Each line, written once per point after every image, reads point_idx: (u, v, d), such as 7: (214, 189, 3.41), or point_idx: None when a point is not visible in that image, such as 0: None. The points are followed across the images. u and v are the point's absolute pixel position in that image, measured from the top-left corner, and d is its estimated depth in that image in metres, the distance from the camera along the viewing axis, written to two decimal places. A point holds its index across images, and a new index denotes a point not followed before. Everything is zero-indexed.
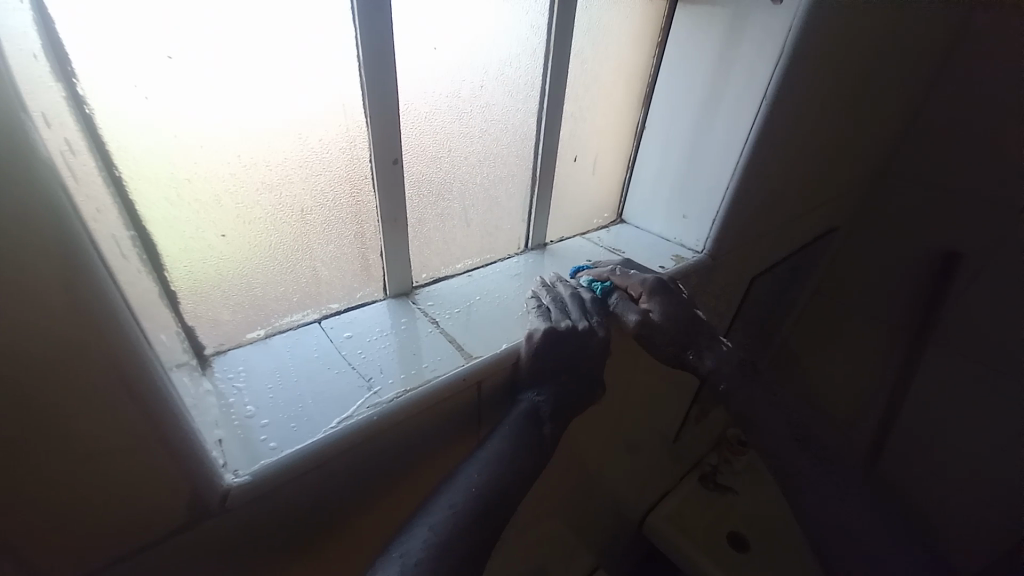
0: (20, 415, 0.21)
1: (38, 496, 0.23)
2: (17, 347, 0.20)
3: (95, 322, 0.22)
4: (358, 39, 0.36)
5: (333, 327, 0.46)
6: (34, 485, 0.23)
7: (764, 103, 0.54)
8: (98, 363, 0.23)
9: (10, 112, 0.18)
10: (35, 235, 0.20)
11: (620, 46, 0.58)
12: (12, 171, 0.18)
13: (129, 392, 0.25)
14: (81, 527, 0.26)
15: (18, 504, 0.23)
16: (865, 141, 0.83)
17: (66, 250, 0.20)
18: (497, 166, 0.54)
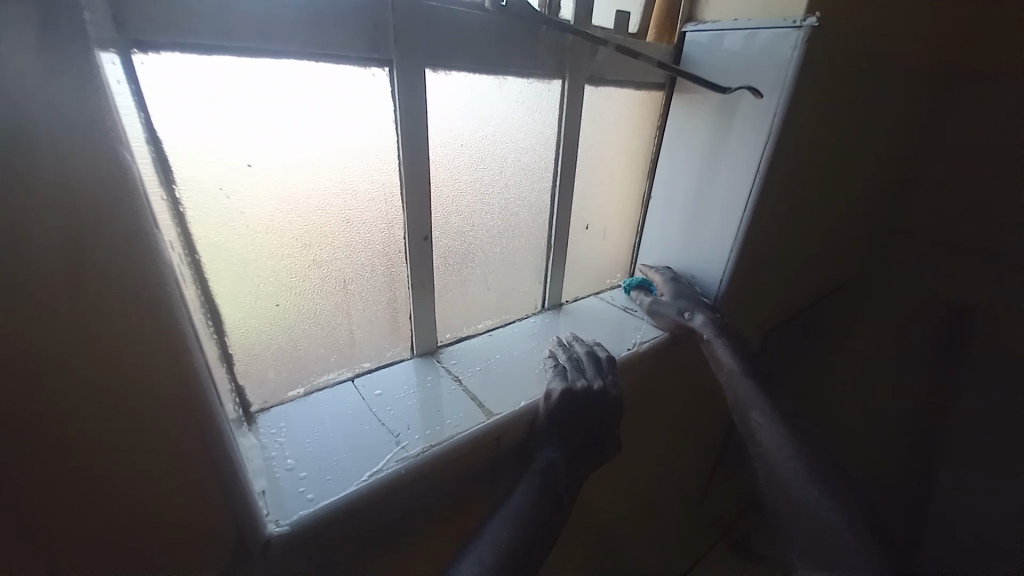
0: (105, 462, 0.27)
1: (111, 531, 0.28)
2: (120, 401, 0.26)
3: (179, 377, 0.28)
4: (399, 145, 0.44)
5: (364, 385, 0.50)
6: (109, 523, 0.28)
7: (757, 176, 0.59)
8: (177, 410, 0.28)
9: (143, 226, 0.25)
10: (147, 310, 0.26)
11: (623, 129, 0.66)
12: (140, 264, 0.25)
13: (201, 436, 0.30)
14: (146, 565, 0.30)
15: (92, 539, 0.27)
16: (861, 202, 0.88)
17: (162, 322, 0.27)
18: (515, 236, 0.60)
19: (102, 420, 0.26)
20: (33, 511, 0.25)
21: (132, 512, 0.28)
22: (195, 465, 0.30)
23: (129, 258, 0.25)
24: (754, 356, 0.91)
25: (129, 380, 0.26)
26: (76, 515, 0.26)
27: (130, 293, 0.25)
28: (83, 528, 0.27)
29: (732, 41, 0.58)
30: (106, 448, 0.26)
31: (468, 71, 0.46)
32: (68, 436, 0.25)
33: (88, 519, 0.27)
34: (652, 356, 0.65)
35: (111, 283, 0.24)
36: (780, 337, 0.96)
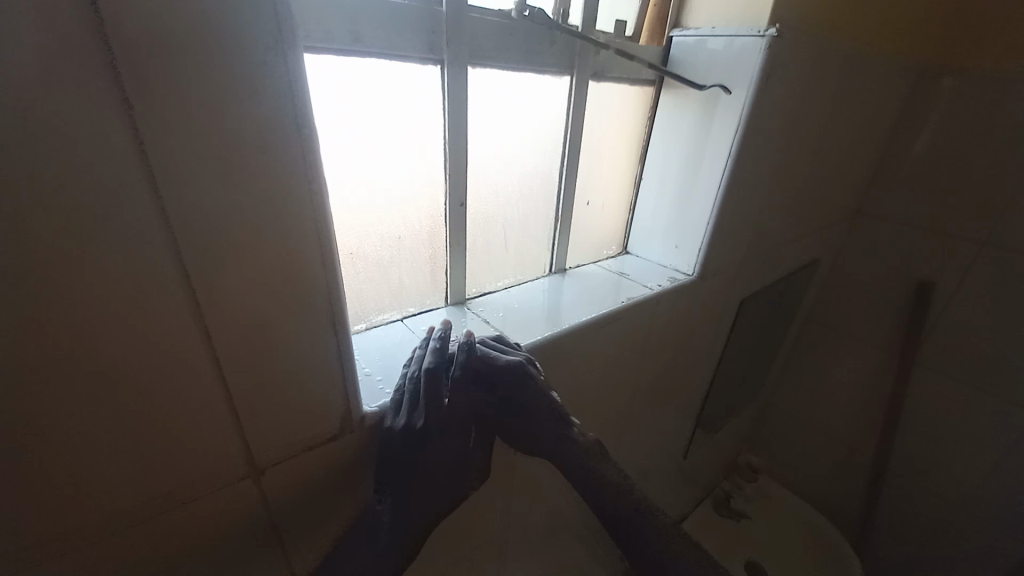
0: (271, 347, 0.37)
1: (269, 403, 0.39)
2: (290, 298, 0.36)
3: (328, 284, 0.38)
4: (446, 125, 0.55)
5: (411, 323, 0.62)
6: (269, 394, 0.38)
7: (730, 157, 0.72)
8: (324, 310, 0.38)
9: (317, 164, 0.34)
10: (315, 231, 0.35)
11: (621, 118, 0.78)
12: (314, 195, 0.34)
13: (336, 335, 0.40)
14: (281, 433, 0.41)
15: (258, 407, 0.38)
16: (824, 186, 1.01)
17: (322, 240, 0.36)
18: (530, 207, 0.72)
19: (273, 347, 0.37)
20: (228, 376, 0.35)
21: (281, 389, 0.39)
22: (327, 359, 0.41)
23: (310, 189, 0.34)
24: (729, 320, 1.04)
25: (294, 283, 0.36)
26: (251, 386, 0.37)
27: (307, 217, 0.34)
28: (253, 397, 0.37)
29: (714, 42, 0.70)
30: (273, 336, 0.36)
31: (500, 68, 0.57)
32: (254, 354, 0.36)
33: (259, 390, 0.37)
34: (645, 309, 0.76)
35: (296, 208, 0.33)
36: (753, 307, 1.10)
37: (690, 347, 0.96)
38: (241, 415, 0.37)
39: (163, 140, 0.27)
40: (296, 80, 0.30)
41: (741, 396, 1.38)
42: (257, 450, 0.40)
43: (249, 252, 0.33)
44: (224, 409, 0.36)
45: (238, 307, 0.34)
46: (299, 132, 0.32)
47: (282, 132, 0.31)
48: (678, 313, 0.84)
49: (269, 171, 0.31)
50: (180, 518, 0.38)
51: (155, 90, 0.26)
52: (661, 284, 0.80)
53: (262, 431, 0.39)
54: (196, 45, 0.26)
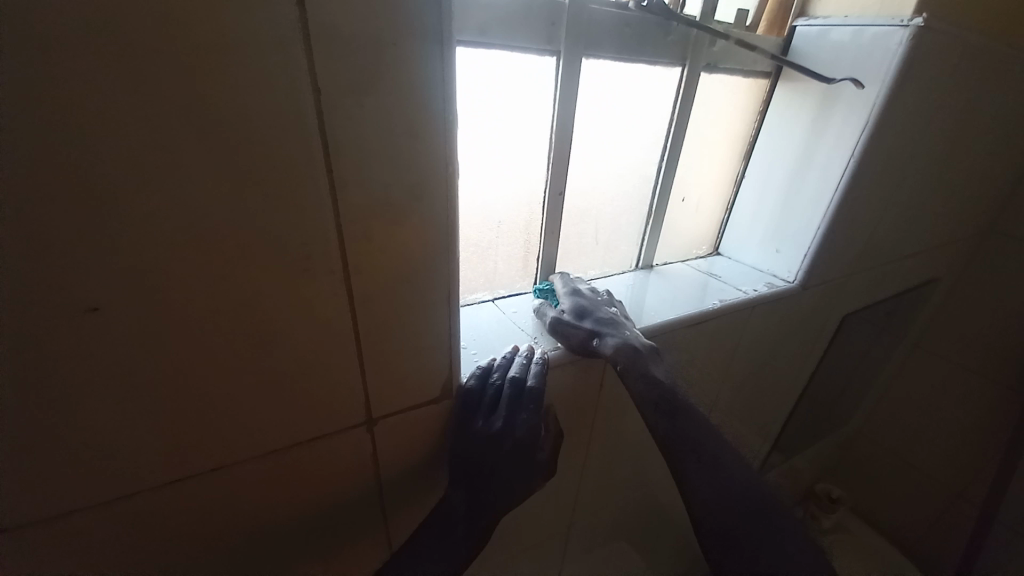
0: (396, 311, 0.41)
1: (388, 361, 0.43)
2: (417, 267, 0.40)
3: (449, 257, 0.41)
4: (554, 115, 0.56)
5: (501, 305, 0.65)
6: (390, 353, 0.43)
7: (851, 159, 0.66)
8: (442, 281, 0.42)
9: (454, 146, 0.37)
10: (444, 208, 0.39)
11: (729, 114, 0.74)
12: (448, 174, 0.37)
13: (448, 306, 0.44)
14: (394, 389, 0.45)
15: (380, 363, 0.42)
16: (955, 197, 0.90)
17: (449, 217, 0.39)
18: (624, 200, 0.72)
19: (398, 309, 0.41)
20: (360, 332, 0.40)
21: (398, 349, 0.43)
22: (438, 327, 0.44)
23: (446, 169, 0.37)
24: (827, 335, 0.97)
25: (421, 254, 0.39)
26: (377, 343, 0.41)
27: (439, 194, 0.38)
28: (377, 354, 0.42)
29: (841, 31, 0.65)
30: (399, 300, 0.40)
31: (612, 59, 0.58)
32: (382, 314, 0.40)
33: (384, 348, 0.42)
34: (737, 314, 0.73)
35: (431, 185, 0.37)
36: (854, 323, 1.01)
37: (779, 358, 0.91)
38: (366, 368, 0.42)
39: (337, 118, 0.31)
40: (447, 69, 0.33)
41: (826, 419, 1.28)
42: (374, 402, 0.44)
43: (389, 220, 0.37)
44: (354, 360, 0.41)
45: (375, 271, 0.38)
46: (440, 115, 0.35)
47: (426, 113, 0.34)
48: (771, 321, 0.80)
49: (413, 147, 0.35)
50: (309, 451, 0.43)
51: (336, 74, 0.30)
52: (757, 289, 0.76)
53: (379, 386, 0.44)
54: (374, 39, 0.30)
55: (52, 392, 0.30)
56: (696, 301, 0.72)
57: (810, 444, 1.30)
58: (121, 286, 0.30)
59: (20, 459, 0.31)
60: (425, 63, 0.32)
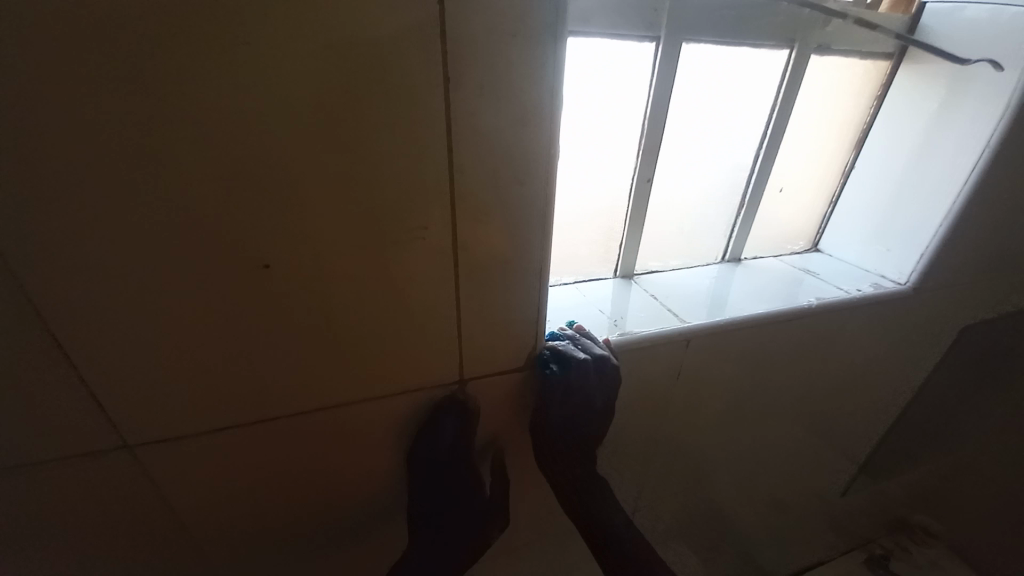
0: (492, 282, 0.44)
1: (481, 327, 0.47)
2: (515, 242, 0.43)
3: (544, 234, 0.44)
4: (647, 101, 0.57)
5: (581, 288, 0.67)
6: (483, 321, 0.47)
7: (985, 150, 0.59)
8: (535, 256, 0.45)
9: (556, 130, 0.39)
10: (544, 186, 0.41)
11: (840, 99, 0.69)
12: (549, 156, 0.40)
13: (540, 281, 0.46)
14: (484, 355, 0.49)
15: (473, 329, 0.47)
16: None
17: (547, 197, 0.42)
18: (715, 189, 0.69)
19: (493, 281, 0.44)
20: (460, 299, 0.44)
21: (490, 317, 0.47)
22: (528, 299, 0.47)
23: (548, 151, 0.40)
24: (942, 348, 0.87)
25: (519, 230, 0.43)
26: (473, 310, 0.45)
27: (540, 175, 0.40)
28: (471, 321, 0.46)
29: (977, 9, 0.58)
30: (496, 271, 0.44)
31: (712, 44, 0.57)
32: (479, 285, 0.44)
33: (479, 316, 0.46)
34: (834, 315, 0.68)
35: (533, 167, 0.40)
36: (976, 339, 0.91)
37: (880, 370, 0.84)
38: (461, 332, 0.46)
39: (458, 104, 0.35)
40: (557, 58, 0.36)
41: (934, 445, 1.14)
42: (466, 364, 0.49)
43: (493, 199, 0.40)
44: (452, 325, 0.45)
45: (476, 243, 0.42)
46: (546, 100, 0.37)
47: (534, 99, 0.37)
48: (875, 327, 0.74)
49: (520, 130, 0.38)
50: (408, 404, 0.49)
51: (461, 65, 0.34)
52: (859, 290, 0.70)
53: (470, 351, 0.48)
54: (495, 32, 0.34)
55: (228, 327, 0.38)
56: (787, 297, 0.68)
57: (910, 471, 1.18)
58: (281, 245, 0.36)
59: (198, 378, 0.40)
60: (538, 52, 0.35)
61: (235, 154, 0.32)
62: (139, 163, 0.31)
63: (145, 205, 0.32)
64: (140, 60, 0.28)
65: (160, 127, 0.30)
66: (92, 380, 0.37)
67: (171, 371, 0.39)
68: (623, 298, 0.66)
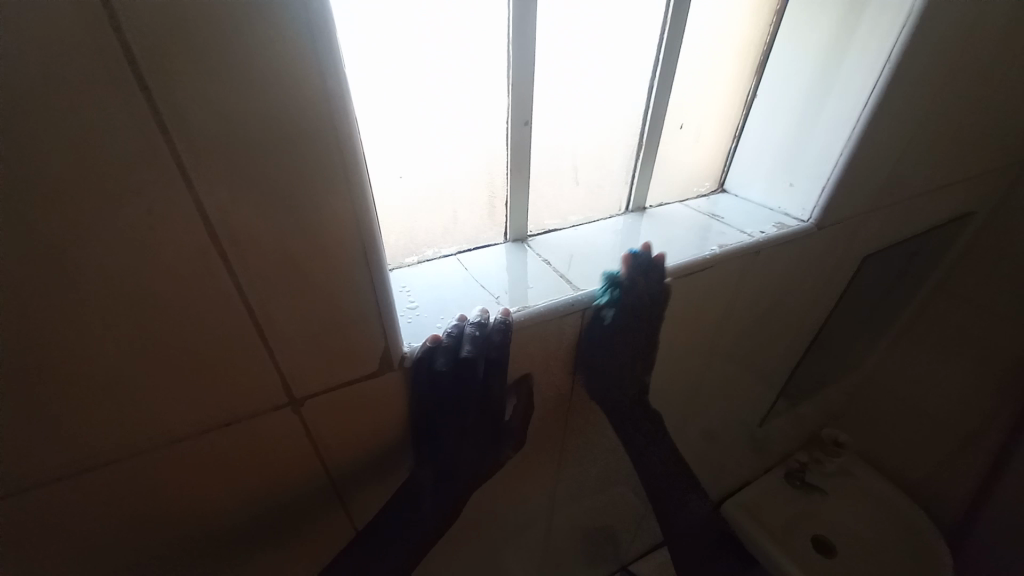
0: (298, 278, 0.33)
1: (301, 336, 0.36)
2: (316, 224, 0.32)
3: (359, 209, 0.33)
4: (508, 22, 0.46)
5: (464, 260, 0.57)
6: (302, 328, 0.36)
7: (887, 65, 0.54)
8: (353, 238, 0.34)
9: (335, 64, 0.28)
10: (339, 146, 0.30)
11: (735, 18, 0.61)
12: (335, 101, 0.29)
13: (370, 268, 0.36)
14: (317, 367, 0.39)
15: (289, 339, 0.36)
16: (999, 111, 0.78)
17: (349, 159, 0.31)
18: (607, 130, 0.61)
19: (302, 276, 0.34)
20: (256, 305, 0.33)
21: (311, 322, 0.36)
22: (359, 292, 0.37)
23: (332, 94, 0.28)
24: (844, 278, 0.88)
25: (316, 207, 0.31)
26: (281, 319, 0.35)
27: (328, 131, 0.29)
28: (283, 330, 0.35)
29: None
30: (299, 265, 0.33)
31: None
32: (278, 286, 0.33)
33: (292, 325, 0.35)
34: (739, 261, 0.64)
35: (313, 120, 0.29)
36: (871, 268, 0.93)
37: (788, 308, 0.84)
38: (275, 346, 0.36)
39: (149, 31, 0.23)
40: None
41: (837, 367, 1.22)
42: (294, 381, 0.38)
43: (268, 165, 0.29)
44: (255, 339, 0.35)
45: (255, 232, 0.30)
46: (311, 10, 0.26)
47: (283, 19, 0.25)
48: (781, 266, 0.71)
49: (276, 63, 0.26)
50: (226, 437, 0.39)
51: None
52: (764, 231, 0.66)
53: (296, 366, 0.38)
54: None
55: None
56: (690, 246, 0.63)
57: (817, 391, 1.26)
58: None
59: None
60: None
61: None
62: None
63: None
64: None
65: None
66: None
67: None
68: (513, 267, 0.57)
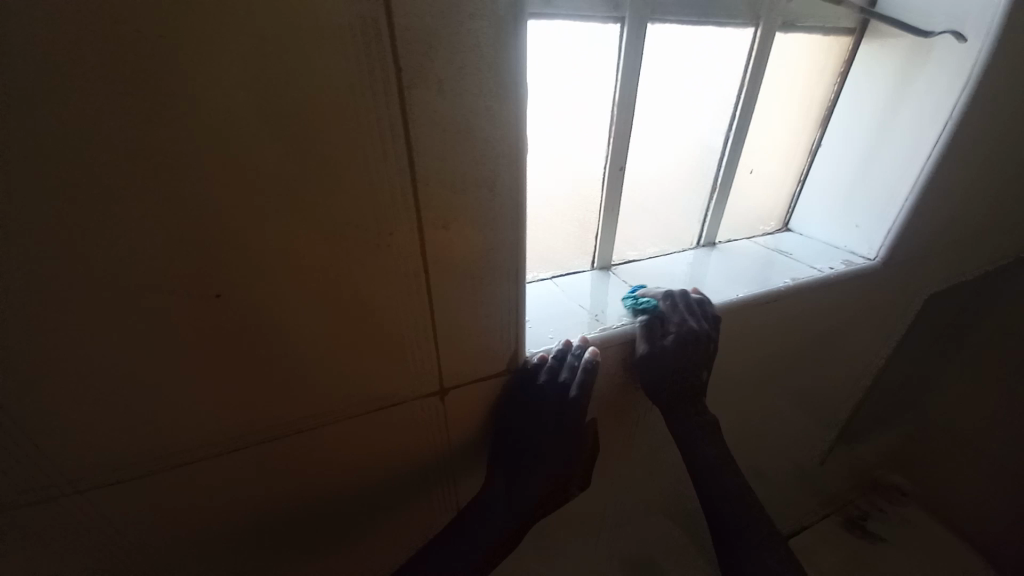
0: (466, 286, 0.42)
1: (459, 333, 0.44)
2: (488, 243, 0.41)
3: (518, 233, 0.42)
4: (616, 87, 0.55)
5: (559, 283, 0.65)
6: (461, 326, 0.44)
7: (948, 126, 0.59)
8: (510, 255, 0.42)
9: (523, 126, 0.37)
10: (515, 183, 0.39)
11: (803, 77, 0.68)
12: (518, 151, 0.38)
13: (517, 280, 0.44)
14: (464, 361, 0.47)
15: (450, 335, 0.44)
16: None
17: (519, 194, 0.40)
18: (686, 174, 0.68)
19: (469, 283, 0.42)
20: (434, 306, 0.42)
21: (467, 321, 0.44)
22: (505, 299, 0.45)
23: (518, 147, 0.38)
24: (910, 317, 0.90)
25: (491, 229, 0.40)
26: (449, 317, 0.43)
27: (510, 173, 0.38)
28: (448, 327, 0.43)
29: None
30: (470, 274, 0.41)
31: (679, 24, 0.55)
32: (452, 291, 0.42)
33: (456, 323, 0.44)
34: (809, 293, 0.69)
35: (502, 164, 0.38)
36: (936, 308, 0.95)
37: (852, 343, 0.87)
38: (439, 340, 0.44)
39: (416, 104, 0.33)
40: (519, 51, 0.34)
41: (900, 410, 1.20)
42: (444, 372, 0.46)
43: (465, 190, 0.37)
44: (427, 334, 0.43)
45: (446, 248, 0.39)
46: (516, 88, 0.35)
47: (498, 95, 0.35)
48: (847, 301, 0.75)
49: (486, 125, 0.36)
50: (387, 418, 0.46)
51: (417, 61, 0.31)
52: (832, 267, 0.71)
53: (449, 359, 0.46)
54: (452, 25, 0.31)
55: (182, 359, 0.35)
56: (763, 277, 0.69)
57: (880, 432, 1.23)
58: (232, 271, 0.33)
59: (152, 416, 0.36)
60: (499, 45, 0.33)
61: (173, 172, 0.29)
62: (65, 188, 0.28)
63: (80, 234, 0.29)
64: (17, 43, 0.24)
65: (65, 128, 0.26)
66: (8, 425, 0.32)
67: (117, 403, 0.35)
68: (604, 291, 0.65)
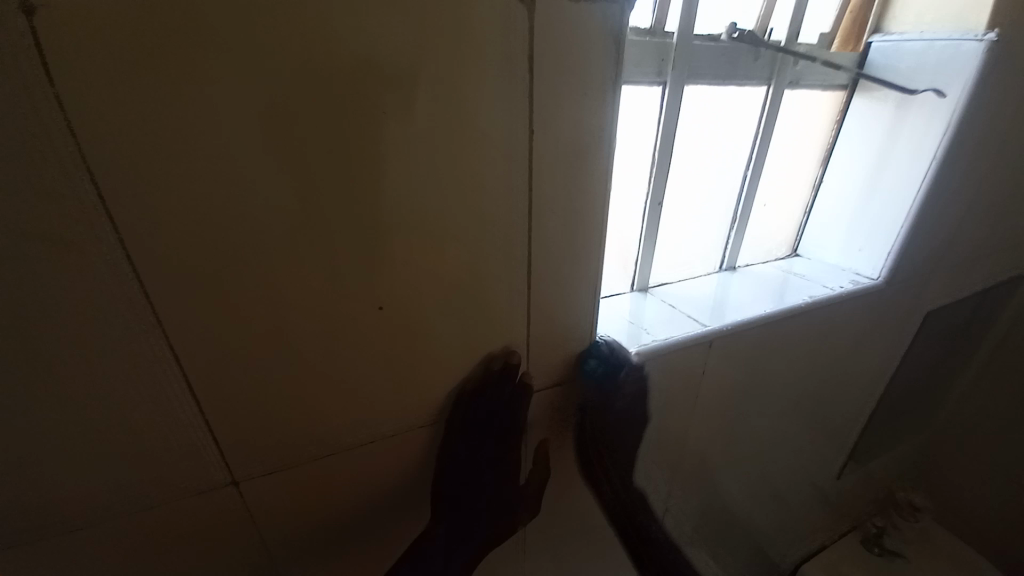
0: (554, 297, 0.52)
1: (544, 336, 0.54)
2: (574, 263, 0.50)
3: (596, 255, 0.51)
4: (659, 135, 0.65)
5: (607, 303, 0.74)
6: (546, 330, 0.54)
7: (933, 161, 0.72)
8: (589, 273, 0.52)
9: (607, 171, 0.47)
10: (598, 216, 0.49)
11: (807, 125, 0.80)
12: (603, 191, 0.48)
13: (591, 293, 0.54)
14: (544, 361, 0.56)
15: (537, 338, 0.53)
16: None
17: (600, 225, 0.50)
18: (713, 207, 0.78)
19: (556, 296, 0.52)
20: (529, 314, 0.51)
21: (552, 327, 0.53)
22: (581, 309, 0.54)
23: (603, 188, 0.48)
24: (911, 334, 0.99)
25: (577, 251, 0.50)
26: (539, 323, 0.52)
27: (596, 208, 0.48)
28: (536, 331, 0.53)
29: (913, 43, 0.71)
30: (557, 288, 0.51)
31: (710, 84, 0.66)
32: (543, 301, 0.51)
33: (543, 328, 0.53)
34: (826, 308, 0.78)
35: (590, 200, 0.48)
36: (932, 327, 1.04)
37: (862, 359, 0.95)
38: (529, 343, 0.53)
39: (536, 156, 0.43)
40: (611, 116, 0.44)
41: (904, 425, 1.27)
42: (529, 371, 0.55)
43: (553, 216, 0.47)
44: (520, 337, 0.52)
45: (543, 267, 0.49)
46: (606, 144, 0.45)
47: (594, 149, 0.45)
48: (857, 317, 0.84)
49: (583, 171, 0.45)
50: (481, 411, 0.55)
51: (539, 126, 0.42)
52: (843, 286, 0.80)
53: (533, 359, 0.55)
54: (567, 100, 0.42)
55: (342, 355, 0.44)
56: (785, 295, 0.78)
57: (889, 448, 1.30)
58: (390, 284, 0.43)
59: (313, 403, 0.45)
60: (598, 112, 0.43)
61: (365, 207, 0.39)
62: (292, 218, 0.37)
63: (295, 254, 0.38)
64: (276, 117, 0.34)
65: (301, 176, 0.36)
66: (217, 406, 0.41)
67: (292, 392, 0.44)
68: (648, 309, 0.73)
